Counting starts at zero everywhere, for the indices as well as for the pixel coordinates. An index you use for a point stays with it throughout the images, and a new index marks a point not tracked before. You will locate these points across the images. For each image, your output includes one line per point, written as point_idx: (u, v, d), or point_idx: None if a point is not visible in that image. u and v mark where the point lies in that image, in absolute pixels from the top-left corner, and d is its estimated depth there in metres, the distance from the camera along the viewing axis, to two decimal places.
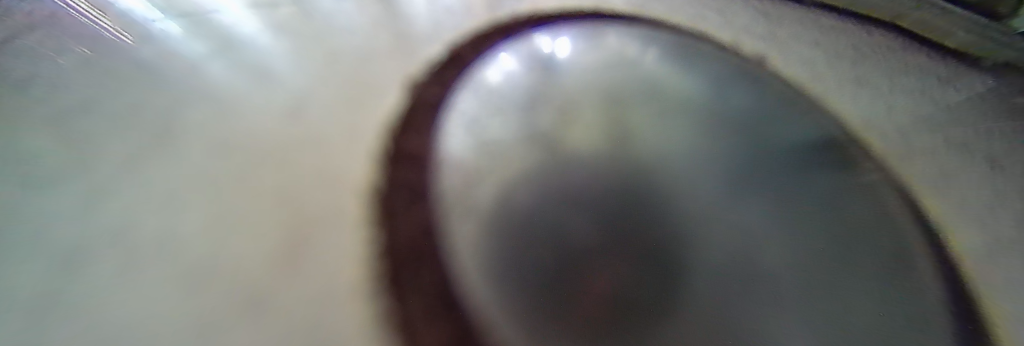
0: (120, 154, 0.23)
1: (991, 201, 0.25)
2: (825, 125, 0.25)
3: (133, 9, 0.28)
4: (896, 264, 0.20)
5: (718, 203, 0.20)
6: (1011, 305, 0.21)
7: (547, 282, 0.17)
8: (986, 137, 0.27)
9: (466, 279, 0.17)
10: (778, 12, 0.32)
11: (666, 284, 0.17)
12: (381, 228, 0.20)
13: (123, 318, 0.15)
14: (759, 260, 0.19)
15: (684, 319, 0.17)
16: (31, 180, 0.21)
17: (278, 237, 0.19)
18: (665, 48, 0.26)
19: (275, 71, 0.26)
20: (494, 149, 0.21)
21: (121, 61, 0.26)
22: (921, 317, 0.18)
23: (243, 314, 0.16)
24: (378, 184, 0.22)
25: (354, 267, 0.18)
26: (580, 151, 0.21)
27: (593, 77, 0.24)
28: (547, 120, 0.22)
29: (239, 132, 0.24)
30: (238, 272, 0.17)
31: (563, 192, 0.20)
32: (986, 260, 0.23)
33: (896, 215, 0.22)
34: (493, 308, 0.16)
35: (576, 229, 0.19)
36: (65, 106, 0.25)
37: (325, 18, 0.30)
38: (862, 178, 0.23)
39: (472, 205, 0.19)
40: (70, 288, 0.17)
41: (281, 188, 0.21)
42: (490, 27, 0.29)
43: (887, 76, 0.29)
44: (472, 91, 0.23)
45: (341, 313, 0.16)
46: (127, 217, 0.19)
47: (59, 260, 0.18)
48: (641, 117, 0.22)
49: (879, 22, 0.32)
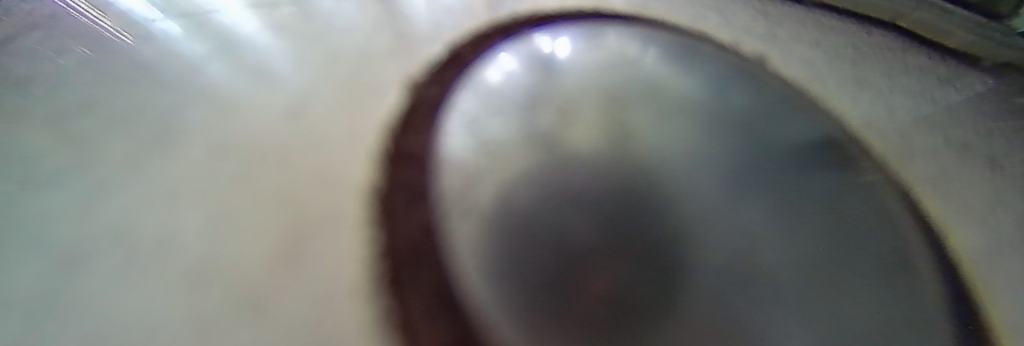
0: (120, 154, 0.22)
1: (993, 201, 0.25)
2: (824, 126, 0.25)
3: (133, 9, 0.29)
4: (895, 264, 0.20)
5: (718, 203, 0.20)
6: (1008, 305, 0.21)
7: (548, 283, 0.17)
8: (984, 138, 0.27)
9: (467, 280, 0.17)
10: (778, 12, 0.32)
11: (665, 284, 0.18)
12: (381, 227, 0.20)
13: (124, 318, 0.15)
14: (759, 260, 0.19)
15: (684, 319, 0.17)
16: (32, 181, 0.21)
17: (277, 237, 0.19)
18: (665, 48, 0.26)
19: (274, 71, 0.26)
20: (494, 149, 0.20)
21: (122, 61, 0.27)
22: (921, 316, 0.18)
23: (244, 314, 0.16)
24: (379, 184, 0.22)
25: (354, 267, 0.18)
26: (580, 152, 0.21)
27: (593, 78, 0.24)
28: (547, 119, 0.22)
29: (239, 132, 0.24)
30: (237, 271, 0.17)
31: (563, 191, 0.20)
32: (987, 260, 0.23)
33: (896, 215, 0.22)
34: (493, 308, 0.16)
35: (576, 229, 0.19)
36: (65, 107, 0.25)
37: (325, 18, 0.30)
38: (862, 178, 0.23)
39: (472, 205, 0.19)
40: (69, 288, 0.17)
41: (281, 188, 0.21)
42: (490, 27, 0.29)
43: (886, 77, 0.29)
44: (471, 91, 0.23)
45: (340, 313, 0.16)
46: (127, 217, 0.19)
47: (62, 260, 0.18)
48: (641, 117, 0.22)
49: (878, 23, 0.32)
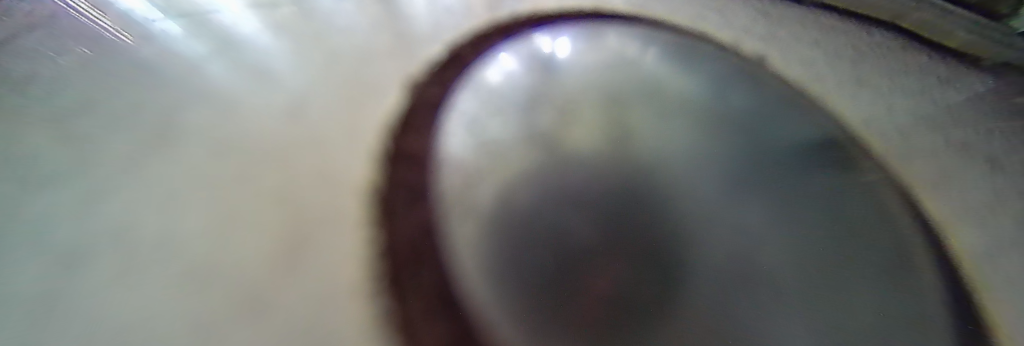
0: (121, 155, 0.22)
1: (991, 201, 0.25)
2: (825, 125, 0.25)
3: (134, 9, 0.29)
4: (898, 264, 0.20)
5: (717, 204, 0.21)
6: (1011, 305, 0.21)
7: (547, 282, 0.17)
8: (983, 137, 0.27)
9: (466, 280, 0.17)
10: (778, 12, 0.32)
11: (666, 283, 0.18)
12: (381, 227, 0.20)
13: (124, 318, 0.15)
14: (759, 260, 0.19)
15: (683, 320, 0.17)
16: (31, 182, 0.21)
17: (278, 237, 0.19)
18: (665, 48, 0.26)
19: (274, 71, 0.26)
20: (494, 149, 0.21)
21: (123, 61, 0.27)
22: (922, 317, 0.18)
23: (244, 314, 0.16)
24: (379, 183, 0.22)
25: (354, 267, 0.18)
26: (580, 153, 0.21)
27: (593, 77, 0.24)
28: (547, 120, 0.22)
29: (239, 133, 0.24)
30: (238, 271, 0.17)
31: (564, 191, 0.20)
32: (988, 260, 0.23)
33: (897, 215, 0.22)
34: (493, 309, 0.16)
35: (576, 228, 0.19)
36: (66, 107, 0.25)
37: (325, 18, 0.30)
38: (863, 178, 0.23)
39: (472, 205, 0.19)
40: (70, 289, 0.17)
41: (281, 188, 0.21)
42: (489, 27, 0.28)
43: (886, 77, 0.29)
44: (471, 91, 0.23)
45: (341, 313, 0.16)
46: (127, 218, 0.19)
47: (61, 263, 0.18)
48: (641, 117, 0.23)
49: (879, 23, 0.31)
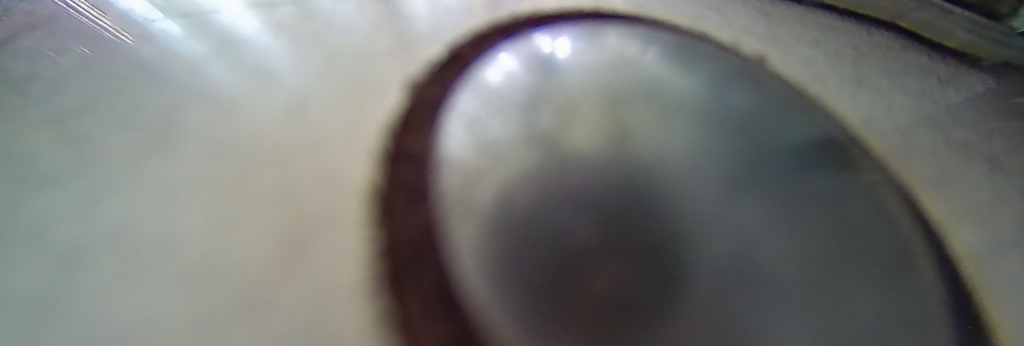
0: (120, 155, 0.22)
1: (992, 201, 0.25)
2: (826, 125, 0.25)
3: (132, 8, 0.28)
4: (897, 264, 0.20)
5: (717, 205, 0.21)
6: (1012, 305, 0.21)
7: (547, 282, 0.17)
8: (983, 137, 0.27)
9: (467, 281, 0.17)
10: (778, 11, 0.32)
11: (666, 284, 0.18)
12: (381, 226, 0.20)
13: (124, 318, 0.15)
14: (759, 259, 0.19)
15: (683, 321, 0.17)
16: (31, 182, 0.21)
17: (278, 237, 0.19)
18: (665, 48, 0.26)
19: (274, 71, 0.26)
20: (494, 149, 0.21)
21: (122, 60, 0.27)
22: (922, 317, 0.18)
23: (243, 314, 0.16)
24: (379, 183, 0.22)
25: (353, 267, 0.18)
26: (580, 153, 0.21)
27: (593, 77, 0.24)
28: (547, 120, 0.22)
29: (239, 133, 0.24)
30: (238, 271, 0.17)
31: (564, 191, 0.20)
32: (988, 260, 0.23)
33: (897, 215, 0.22)
34: (493, 309, 0.16)
35: (576, 228, 0.19)
36: (65, 106, 0.25)
37: (325, 18, 0.30)
38: (864, 178, 0.23)
39: (472, 205, 0.19)
40: (70, 288, 0.17)
41: (281, 188, 0.21)
42: (489, 27, 0.28)
43: (886, 77, 0.29)
44: (471, 91, 0.23)
45: (340, 313, 0.16)
46: (126, 218, 0.19)
47: (60, 263, 0.18)
48: (641, 118, 0.23)
49: (879, 22, 0.31)
